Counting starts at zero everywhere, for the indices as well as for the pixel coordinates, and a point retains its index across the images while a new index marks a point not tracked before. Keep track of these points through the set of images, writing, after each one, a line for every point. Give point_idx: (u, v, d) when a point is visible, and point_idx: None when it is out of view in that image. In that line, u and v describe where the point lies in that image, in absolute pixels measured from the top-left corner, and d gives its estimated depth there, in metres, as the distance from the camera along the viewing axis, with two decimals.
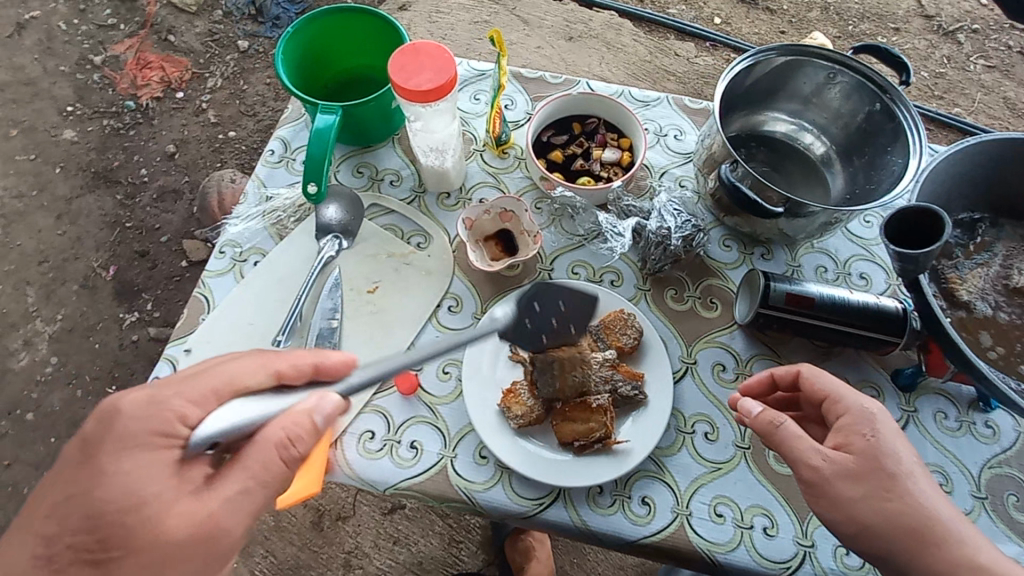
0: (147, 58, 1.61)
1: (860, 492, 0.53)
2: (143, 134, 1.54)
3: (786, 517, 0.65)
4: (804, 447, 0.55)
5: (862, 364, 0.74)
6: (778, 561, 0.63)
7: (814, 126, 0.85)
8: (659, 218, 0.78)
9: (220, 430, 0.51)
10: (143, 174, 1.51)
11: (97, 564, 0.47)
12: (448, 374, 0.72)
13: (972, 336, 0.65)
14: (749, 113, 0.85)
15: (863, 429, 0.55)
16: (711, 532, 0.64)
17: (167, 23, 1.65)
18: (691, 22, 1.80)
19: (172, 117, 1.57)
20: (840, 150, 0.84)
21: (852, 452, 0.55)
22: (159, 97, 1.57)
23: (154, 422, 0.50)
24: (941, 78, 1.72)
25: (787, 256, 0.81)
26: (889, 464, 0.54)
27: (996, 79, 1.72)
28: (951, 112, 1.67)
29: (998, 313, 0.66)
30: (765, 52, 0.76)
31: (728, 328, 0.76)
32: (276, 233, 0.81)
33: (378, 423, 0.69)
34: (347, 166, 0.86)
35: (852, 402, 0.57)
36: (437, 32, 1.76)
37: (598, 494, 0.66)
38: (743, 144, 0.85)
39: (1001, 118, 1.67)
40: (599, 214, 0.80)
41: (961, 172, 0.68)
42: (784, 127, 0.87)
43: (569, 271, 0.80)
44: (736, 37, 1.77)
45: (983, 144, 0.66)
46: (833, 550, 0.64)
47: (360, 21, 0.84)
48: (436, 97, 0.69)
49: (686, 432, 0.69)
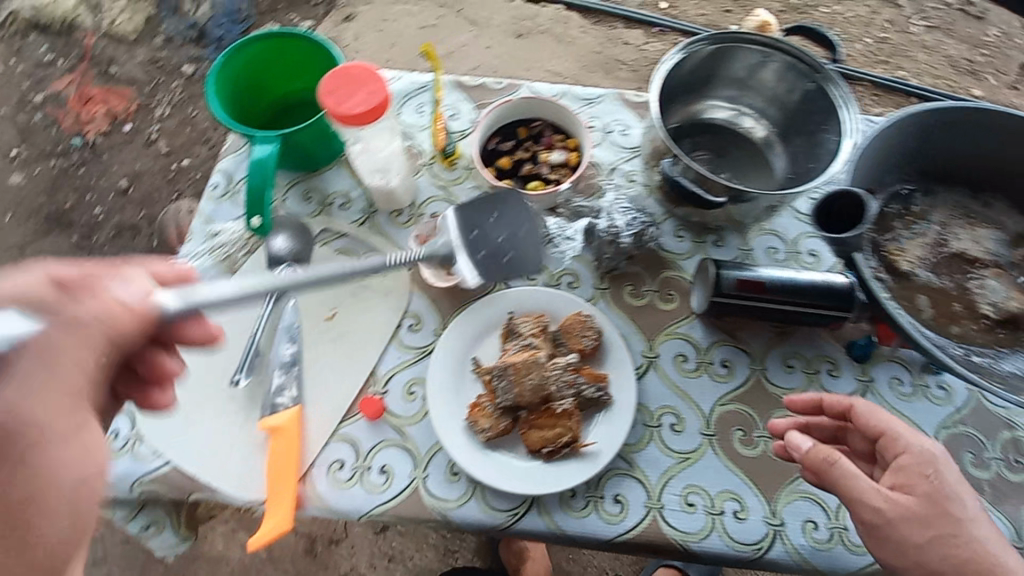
0: (90, 93, 1.57)
1: (926, 536, 0.55)
2: (94, 172, 1.50)
3: (755, 498, 0.67)
4: (865, 486, 0.57)
5: (818, 341, 0.76)
6: (750, 543, 0.64)
7: (753, 111, 0.87)
8: (607, 215, 0.80)
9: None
10: (97, 213, 1.47)
11: None
12: (414, 395, 0.72)
13: (909, 302, 0.64)
14: (688, 104, 0.86)
15: (925, 470, 0.57)
16: (683, 523, 0.65)
17: (107, 55, 1.61)
18: (638, 9, 1.81)
19: (122, 151, 1.53)
20: (779, 132, 0.85)
21: (914, 493, 0.57)
22: (105, 132, 1.53)
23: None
24: (884, 43, 1.78)
25: (739, 242, 0.83)
26: (954, 508, 0.56)
27: (937, 38, 1.79)
28: (897, 75, 1.72)
29: (940, 279, 0.66)
30: (695, 43, 0.77)
31: (687, 318, 0.78)
32: (226, 269, 0.79)
33: (347, 452, 0.68)
34: (294, 193, 0.85)
35: (912, 443, 0.59)
36: (386, 40, 1.75)
37: (570, 497, 0.66)
38: (685, 135, 0.86)
39: (945, 76, 1.74)
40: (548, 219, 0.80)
41: (892, 146, 0.69)
42: (724, 113, 0.87)
43: (527, 276, 0.80)
44: (683, 20, 1.80)
45: (905, 118, 0.67)
46: (802, 526, 0.65)
47: (290, 45, 0.82)
48: (371, 119, 0.66)
49: (653, 426, 0.70)
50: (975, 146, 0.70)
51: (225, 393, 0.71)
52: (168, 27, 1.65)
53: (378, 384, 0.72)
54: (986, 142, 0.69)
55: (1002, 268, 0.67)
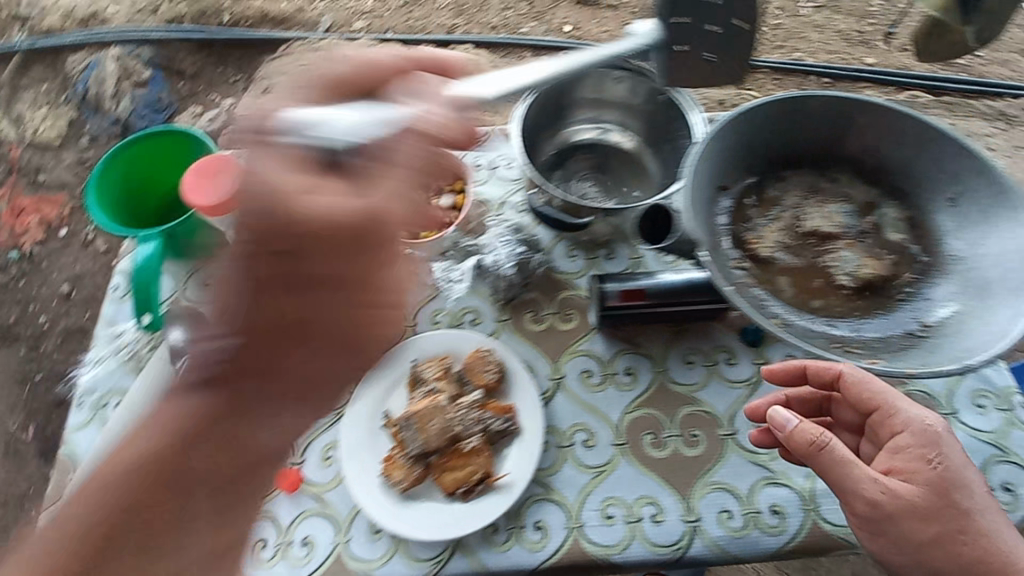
0: (21, 204, 1.69)
1: (930, 532, 0.53)
2: (35, 282, 1.60)
3: (671, 499, 0.68)
4: (856, 474, 0.54)
5: (714, 334, 0.79)
6: (669, 544, 0.66)
7: (616, 124, 0.91)
8: (490, 249, 0.84)
9: (300, 133, 0.45)
10: (41, 322, 1.55)
11: (284, 274, 0.44)
12: (331, 459, 0.72)
13: (771, 284, 0.67)
14: (553, 134, 0.90)
15: (930, 454, 0.55)
16: (603, 536, 0.66)
17: (33, 164, 1.76)
18: (545, 35, 1.99)
19: (59, 256, 1.63)
20: (644, 141, 0.89)
21: (916, 484, 0.54)
22: (42, 242, 1.64)
23: (259, 151, 0.44)
24: (780, 28, 1.99)
25: (629, 252, 0.85)
26: (960, 499, 0.54)
27: (826, 16, 2.01)
28: (793, 57, 1.92)
29: (792, 257, 0.69)
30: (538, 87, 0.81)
31: (588, 335, 0.80)
32: (133, 368, 0.80)
33: (268, 529, 0.69)
34: (194, 281, 0.85)
35: (909, 421, 0.57)
36: None
37: (492, 532, 0.67)
38: (561, 162, 0.91)
39: (839, 49, 1.94)
40: (434, 265, 0.84)
41: (724, 151, 0.69)
42: (590, 133, 0.92)
43: (431, 321, 0.82)
44: (586, 39, 1.97)
45: (726, 128, 0.68)
46: (718, 517, 0.67)
47: (178, 144, 0.84)
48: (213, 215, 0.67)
49: (566, 446, 0.72)
50: (799, 127, 0.72)
51: None
52: (91, 127, 1.81)
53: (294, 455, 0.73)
54: (804, 122, 0.72)
55: (855, 238, 0.69)
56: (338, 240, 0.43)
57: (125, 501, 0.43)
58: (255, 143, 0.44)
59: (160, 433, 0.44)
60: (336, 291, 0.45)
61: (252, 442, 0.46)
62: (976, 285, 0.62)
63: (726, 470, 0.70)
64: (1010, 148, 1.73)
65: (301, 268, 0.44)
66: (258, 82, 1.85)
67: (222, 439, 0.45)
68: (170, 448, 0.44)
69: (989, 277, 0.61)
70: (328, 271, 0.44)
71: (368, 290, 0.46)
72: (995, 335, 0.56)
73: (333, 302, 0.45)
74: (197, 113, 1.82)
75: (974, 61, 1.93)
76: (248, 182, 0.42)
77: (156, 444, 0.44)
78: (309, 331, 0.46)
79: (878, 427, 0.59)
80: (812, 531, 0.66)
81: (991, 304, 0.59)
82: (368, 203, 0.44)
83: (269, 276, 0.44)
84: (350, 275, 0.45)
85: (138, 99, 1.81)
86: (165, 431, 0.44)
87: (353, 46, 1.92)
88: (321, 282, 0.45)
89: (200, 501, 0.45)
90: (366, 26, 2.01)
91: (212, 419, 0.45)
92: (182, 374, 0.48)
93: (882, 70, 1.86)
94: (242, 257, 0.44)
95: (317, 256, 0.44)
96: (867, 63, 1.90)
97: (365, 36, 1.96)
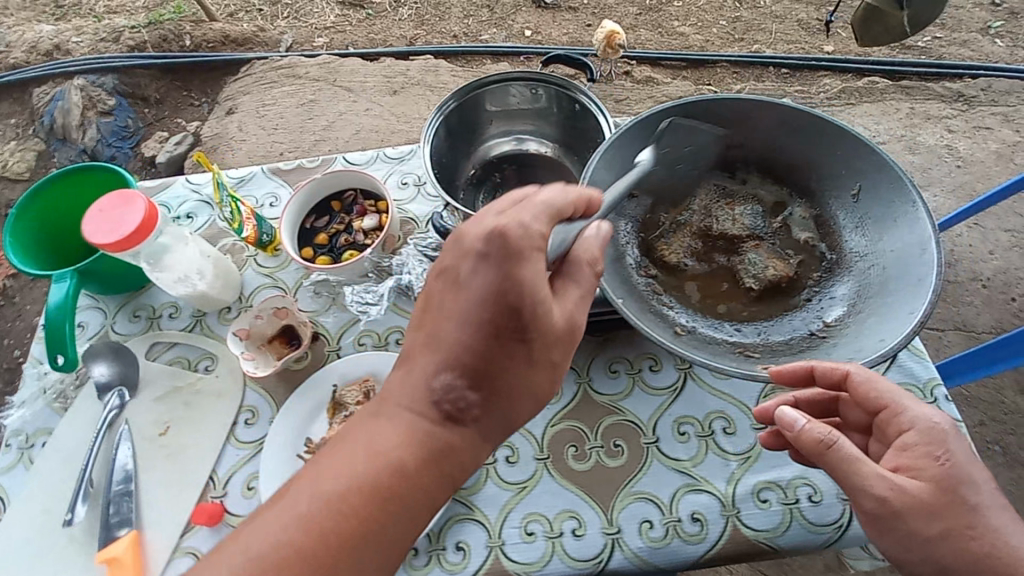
0: None
1: (938, 529, 0.48)
2: (8, 316, 1.57)
3: (593, 512, 0.68)
4: (866, 472, 0.50)
5: (638, 341, 0.79)
6: (589, 558, 0.65)
7: (532, 134, 0.94)
8: (406, 268, 0.84)
9: (556, 251, 0.49)
10: (17, 355, 1.51)
11: (491, 365, 0.45)
12: (253, 489, 0.72)
13: (678, 290, 0.69)
14: (471, 150, 0.93)
15: (936, 451, 0.50)
16: (524, 553, 0.66)
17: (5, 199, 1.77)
18: (506, 40, 1.99)
19: (32, 289, 1.60)
20: (561, 145, 0.92)
21: (923, 480, 0.50)
22: (14, 275, 1.61)
23: (527, 247, 0.44)
24: (739, 21, 2.01)
25: None
26: (966, 494, 0.49)
27: (786, 7, 2.03)
28: (753, 49, 1.92)
29: (698, 264, 0.70)
30: (445, 104, 0.82)
31: None
32: (59, 407, 0.79)
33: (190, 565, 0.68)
34: (123, 315, 0.87)
35: (917, 418, 0.52)
36: (268, 125, 1.76)
37: (413, 556, 0.66)
38: (488, 176, 0.94)
39: (799, 38, 1.95)
40: (346, 288, 0.84)
41: (625, 154, 0.68)
42: (507, 146, 0.95)
43: (355, 344, 0.82)
44: (547, 43, 1.97)
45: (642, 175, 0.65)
46: (638, 528, 0.66)
47: (88, 178, 0.83)
48: (117, 250, 0.67)
49: (488, 463, 0.71)
50: (664, 172, 0.74)
51: (61, 534, 0.69)
52: (61, 158, 1.77)
53: (217, 487, 0.73)
54: (665, 169, 0.74)
55: (763, 239, 0.71)
56: (563, 338, 0.47)
57: (312, 536, 0.42)
58: (506, 237, 0.44)
59: (366, 477, 0.44)
60: (525, 380, 0.46)
61: (426, 505, 0.46)
62: (872, 281, 0.63)
63: (648, 479, 0.69)
64: (969, 129, 1.67)
65: (522, 356, 0.45)
66: (222, 103, 1.84)
67: (405, 503, 0.45)
68: (366, 499, 0.44)
69: (888, 273, 0.62)
70: (535, 360, 0.46)
71: (551, 378, 0.48)
72: (891, 329, 0.57)
73: (516, 396, 0.47)
74: (166, 134, 1.82)
75: (934, 43, 1.92)
76: (513, 277, 0.44)
77: (357, 491, 0.44)
78: (507, 410, 0.47)
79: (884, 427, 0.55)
80: (734, 537, 0.65)
81: (890, 301, 0.60)
82: (572, 315, 0.48)
83: (496, 355, 0.45)
84: (549, 366, 0.47)
85: (104, 127, 1.76)
86: (370, 476, 0.44)
87: (314, 62, 1.89)
88: (528, 369, 0.46)
89: (374, 558, 0.43)
90: (327, 42, 2.02)
91: (405, 479, 0.45)
92: (365, 432, 0.47)
93: (841, 56, 1.85)
94: (477, 335, 0.45)
95: (545, 347, 0.46)
96: (827, 51, 1.90)
97: (325, 52, 1.95)
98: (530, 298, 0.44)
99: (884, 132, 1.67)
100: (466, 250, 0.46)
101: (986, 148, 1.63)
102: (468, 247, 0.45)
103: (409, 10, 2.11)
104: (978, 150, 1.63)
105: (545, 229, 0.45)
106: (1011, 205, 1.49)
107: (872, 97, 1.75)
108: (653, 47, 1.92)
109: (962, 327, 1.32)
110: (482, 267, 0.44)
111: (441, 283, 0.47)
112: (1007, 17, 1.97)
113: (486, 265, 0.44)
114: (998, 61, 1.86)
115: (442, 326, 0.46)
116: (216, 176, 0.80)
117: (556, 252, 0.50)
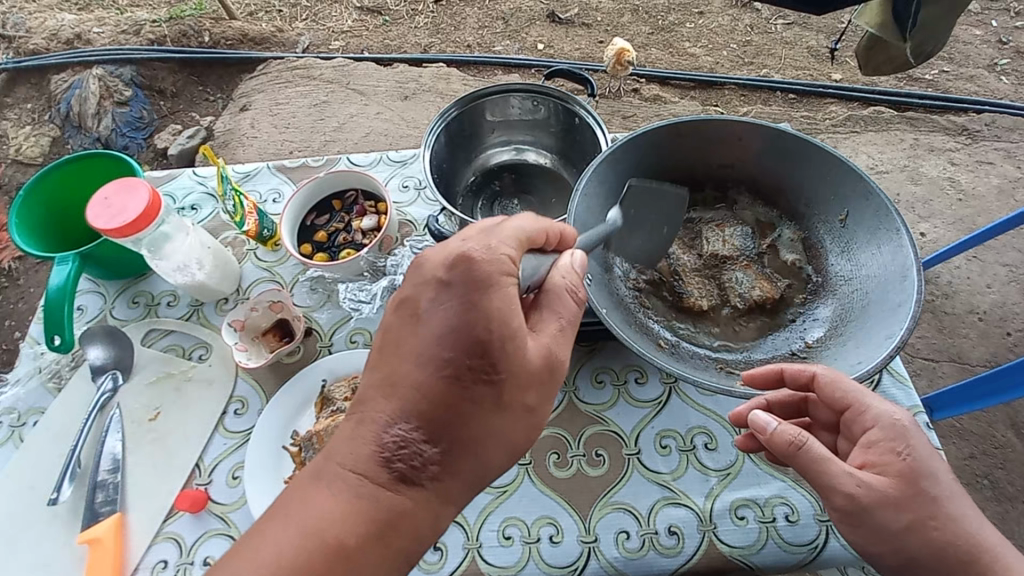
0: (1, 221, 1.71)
1: (904, 522, 0.48)
2: (12, 297, 1.59)
3: (570, 519, 0.68)
4: (835, 472, 0.49)
5: (624, 353, 0.80)
6: (565, 565, 0.66)
7: (531, 145, 0.96)
8: (401, 268, 0.86)
9: (529, 279, 0.49)
10: (17, 336, 1.53)
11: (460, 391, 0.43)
12: (238, 479, 0.73)
13: (666, 304, 0.72)
14: (471, 158, 0.95)
15: (898, 446, 0.51)
16: (500, 557, 0.66)
17: (16, 182, 1.80)
18: (518, 52, 2.02)
19: (37, 272, 1.63)
20: (559, 156, 0.95)
21: (888, 476, 0.50)
22: (20, 257, 1.63)
23: (493, 272, 0.44)
24: (749, 45, 2.03)
25: None
26: (929, 486, 0.49)
27: (797, 34, 2.06)
28: (762, 73, 1.94)
29: (689, 281, 0.73)
30: (447, 112, 0.85)
31: None
32: (53, 386, 0.81)
33: (171, 550, 0.68)
34: (123, 300, 0.89)
35: (879, 414, 0.53)
36: (280, 123, 1.79)
37: None
38: (487, 185, 0.96)
39: (807, 65, 1.97)
40: (340, 286, 0.86)
41: (622, 171, 0.72)
42: (507, 155, 0.97)
43: (348, 341, 0.83)
44: (559, 57, 1.99)
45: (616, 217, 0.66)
46: (615, 538, 0.67)
47: (98, 164, 0.85)
48: (120, 235, 0.68)
49: None
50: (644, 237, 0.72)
51: (46, 512, 0.70)
52: (75, 144, 1.80)
53: (202, 474, 0.73)
54: (639, 233, 0.71)
55: (752, 260, 0.74)
56: (533, 376, 0.45)
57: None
58: (470, 263, 0.44)
59: (310, 554, 0.40)
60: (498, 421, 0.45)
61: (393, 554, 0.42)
62: (851, 304, 0.66)
63: (627, 490, 0.70)
64: (972, 162, 1.68)
65: (490, 398, 0.44)
66: (236, 100, 1.87)
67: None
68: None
69: (869, 297, 0.64)
70: (506, 403, 0.45)
71: (523, 423, 0.47)
72: (863, 350, 0.59)
73: (485, 441, 0.45)
74: (179, 126, 1.85)
75: (942, 76, 1.94)
76: (477, 308, 0.43)
77: (299, 572, 0.39)
78: (479, 458, 0.45)
79: (851, 426, 0.55)
80: (709, 552, 0.66)
81: (868, 323, 0.62)
82: (548, 350, 0.47)
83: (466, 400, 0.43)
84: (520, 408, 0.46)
85: (118, 116, 1.79)
86: (316, 553, 0.40)
87: (329, 65, 1.92)
88: (497, 412, 0.44)
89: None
90: (343, 46, 2.05)
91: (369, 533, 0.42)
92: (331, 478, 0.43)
93: (848, 85, 1.87)
94: (439, 375, 0.43)
95: (515, 388, 0.45)
96: (834, 79, 1.93)
97: (340, 55, 1.99)
98: (499, 332, 0.43)
99: (887, 161, 1.68)
100: (423, 284, 0.45)
101: (989, 182, 1.64)
102: (429, 274, 0.45)
103: (425, 18, 2.15)
104: (980, 184, 1.64)
105: (511, 253, 0.46)
106: (1009, 239, 1.50)
107: (877, 125, 1.76)
108: (663, 66, 1.95)
109: (957, 358, 1.32)
110: (446, 303, 0.43)
111: (398, 319, 0.45)
112: (1015, 55, 1.99)
113: (449, 296, 0.43)
114: (1004, 97, 1.87)
115: (402, 365, 0.44)
116: (220, 169, 0.80)
117: (529, 280, 0.50)
